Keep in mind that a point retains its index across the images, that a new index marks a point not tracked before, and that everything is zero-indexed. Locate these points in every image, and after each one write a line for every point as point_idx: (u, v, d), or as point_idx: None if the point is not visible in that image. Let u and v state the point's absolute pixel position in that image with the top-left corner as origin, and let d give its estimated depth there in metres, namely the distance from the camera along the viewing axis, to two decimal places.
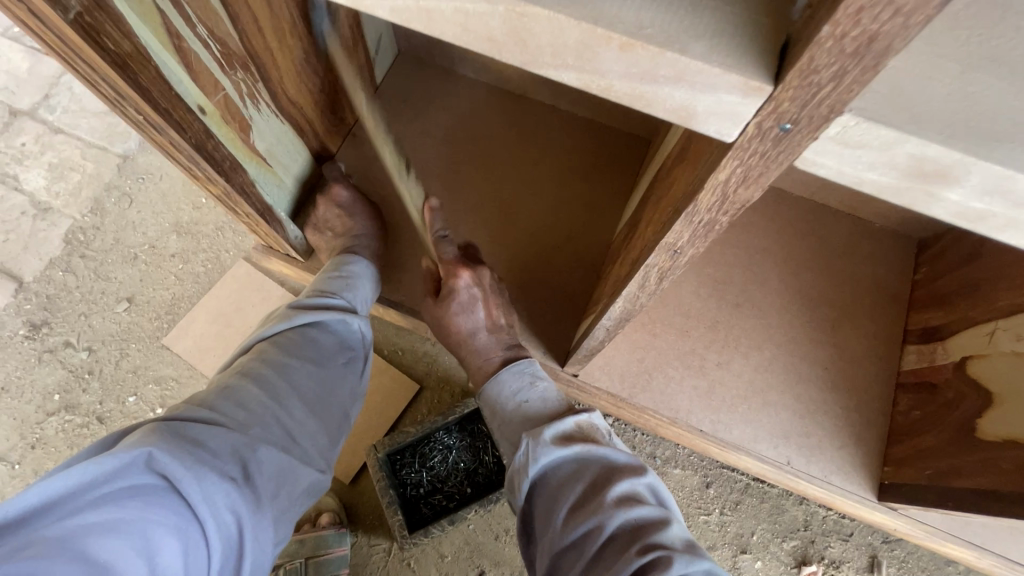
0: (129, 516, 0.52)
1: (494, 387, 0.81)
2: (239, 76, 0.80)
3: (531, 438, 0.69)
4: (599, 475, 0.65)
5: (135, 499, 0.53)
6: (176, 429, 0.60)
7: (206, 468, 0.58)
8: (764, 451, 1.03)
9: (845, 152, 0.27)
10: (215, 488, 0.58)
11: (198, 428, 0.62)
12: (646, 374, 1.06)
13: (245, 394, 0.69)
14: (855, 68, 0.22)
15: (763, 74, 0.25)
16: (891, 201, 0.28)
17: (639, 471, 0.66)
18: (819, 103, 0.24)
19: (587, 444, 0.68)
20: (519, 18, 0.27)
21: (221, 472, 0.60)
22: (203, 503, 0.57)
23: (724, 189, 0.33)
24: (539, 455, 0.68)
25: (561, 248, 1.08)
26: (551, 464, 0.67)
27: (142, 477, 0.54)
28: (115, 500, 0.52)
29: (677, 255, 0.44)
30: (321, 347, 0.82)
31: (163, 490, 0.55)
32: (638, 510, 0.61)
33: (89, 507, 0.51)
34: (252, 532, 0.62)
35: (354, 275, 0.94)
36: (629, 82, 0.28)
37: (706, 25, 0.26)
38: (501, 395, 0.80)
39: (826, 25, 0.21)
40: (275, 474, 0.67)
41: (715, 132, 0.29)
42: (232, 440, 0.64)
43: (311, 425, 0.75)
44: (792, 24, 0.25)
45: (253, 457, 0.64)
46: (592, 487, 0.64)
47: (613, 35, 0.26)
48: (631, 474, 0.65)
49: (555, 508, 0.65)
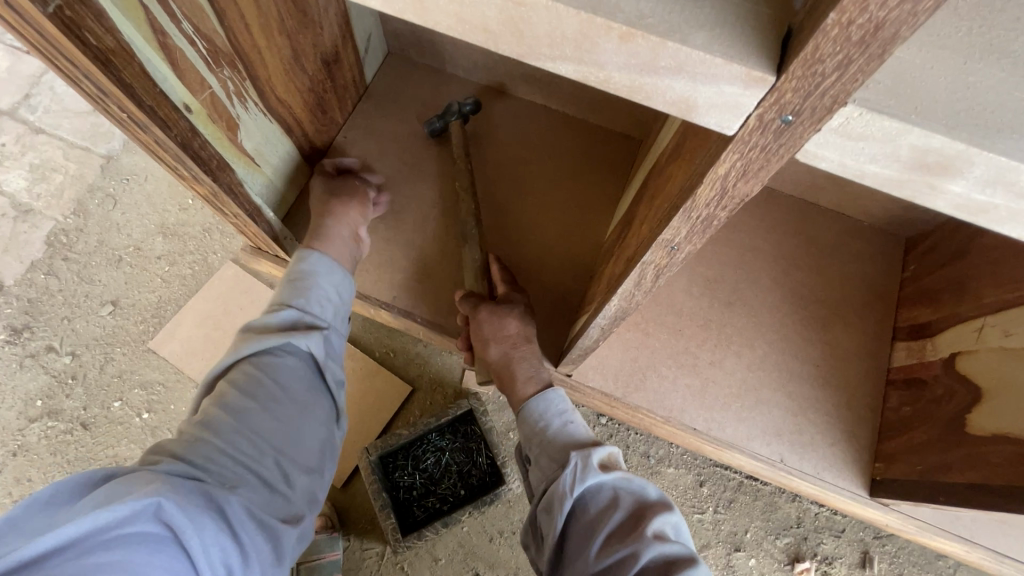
0: (140, 566, 0.51)
1: (540, 405, 0.90)
2: (226, 75, 0.79)
3: (580, 456, 0.79)
4: (636, 506, 0.72)
5: (144, 551, 0.52)
6: (167, 480, 0.59)
7: (204, 522, 0.58)
8: (759, 448, 1.03)
9: (847, 144, 0.26)
10: (213, 541, 0.58)
11: (185, 479, 0.61)
12: (640, 372, 1.05)
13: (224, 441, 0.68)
14: (860, 58, 0.22)
15: (765, 64, 0.24)
16: (893, 195, 0.28)
17: (669, 509, 0.72)
18: (822, 94, 0.24)
19: (625, 474, 0.77)
20: (517, 8, 0.27)
21: (215, 524, 0.60)
22: (203, 556, 0.57)
23: (723, 183, 0.33)
24: (585, 478, 0.76)
25: (555, 249, 1.07)
26: (593, 489, 0.76)
27: (147, 530, 0.54)
28: (124, 550, 0.51)
29: (673, 251, 0.43)
30: (300, 378, 0.80)
31: (166, 541, 0.55)
32: (664, 539, 0.67)
33: (100, 556, 0.50)
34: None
35: (311, 279, 0.89)
36: (628, 73, 0.28)
37: (708, 16, 0.25)
38: (547, 413, 0.89)
39: (832, 12, 0.21)
40: (263, 523, 0.66)
41: (716, 125, 0.28)
42: (214, 490, 0.63)
43: (295, 465, 0.75)
44: (793, 13, 0.25)
45: (240, 508, 0.64)
46: (629, 515, 0.71)
47: (612, 24, 0.25)
48: (661, 512, 0.71)
49: (593, 525, 0.72)
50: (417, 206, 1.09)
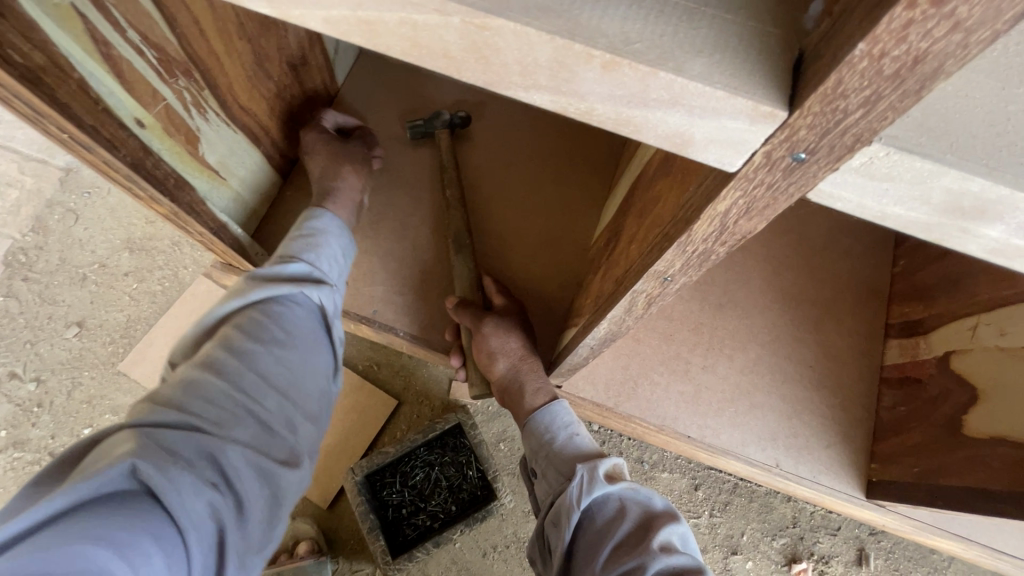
0: (117, 529, 0.46)
1: (544, 416, 0.85)
2: (181, 86, 0.74)
3: (586, 468, 0.74)
4: (644, 517, 0.68)
5: (119, 517, 0.47)
6: (149, 439, 0.53)
7: (186, 483, 0.52)
8: (755, 454, 1.00)
9: (868, 185, 0.23)
10: (197, 503, 0.52)
11: (172, 433, 0.55)
12: (633, 381, 1.02)
13: (220, 389, 0.61)
14: (891, 93, 0.18)
15: (775, 97, 0.21)
16: (919, 237, 0.24)
17: (676, 519, 0.69)
18: (843, 132, 0.20)
19: (631, 485, 0.73)
20: (480, 32, 0.22)
21: (201, 486, 0.53)
22: (185, 522, 0.51)
23: (722, 221, 0.29)
24: (592, 489, 0.72)
25: (539, 257, 1.01)
26: (600, 500, 0.72)
27: (121, 495, 0.48)
28: (95, 517, 0.46)
29: (667, 281, 0.40)
30: (305, 324, 0.72)
31: (145, 504, 0.49)
32: (671, 552, 0.63)
33: (69, 524, 0.45)
34: (236, 548, 0.56)
35: (321, 230, 0.77)
36: (613, 105, 0.24)
37: (706, 40, 0.21)
38: (553, 425, 0.85)
39: (860, 42, 0.17)
40: (259, 474, 0.60)
41: (716, 161, 0.24)
42: (207, 443, 0.57)
43: (296, 413, 0.68)
44: (804, 35, 0.21)
45: (234, 465, 0.58)
46: (637, 526, 0.67)
47: (593, 52, 0.21)
48: (669, 522, 0.68)
49: (598, 539, 0.68)
50: (393, 214, 1.03)
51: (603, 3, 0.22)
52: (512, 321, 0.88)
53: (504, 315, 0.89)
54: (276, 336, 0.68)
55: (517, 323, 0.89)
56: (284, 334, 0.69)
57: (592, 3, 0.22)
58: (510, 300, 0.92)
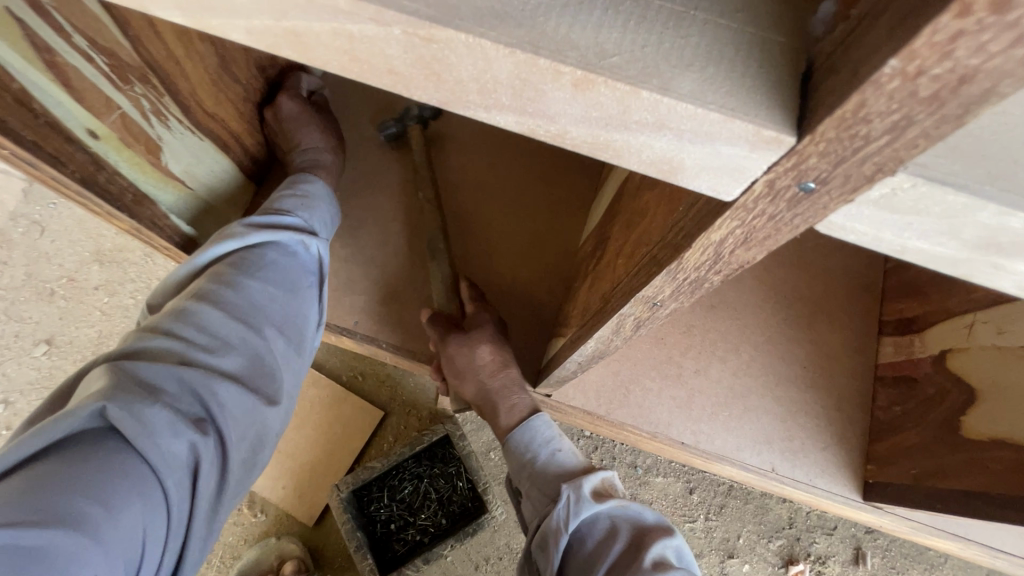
0: (83, 482, 0.38)
1: (526, 431, 0.78)
2: (138, 95, 0.59)
3: (572, 490, 0.61)
4: (637, 537, 0.57)
5: (84, 467, 0.39)
6: (125, 372, 0.44)
7: (165, 425, 0.43)
8: (749, 458, 0.79)
9: (887, 218, 0.19)
10: (178, 448, 0.43)
11: (152, 366, 0.45)
12: (624, 387, 0.81)
13: (210, 316, 0.50)
14: (926, 118, 0.15)
15: (781, 119, 0.17)
16: (945, 272, 0.21)
17: (674, 537, 0.57)
18: (862, 160, 0.17)
19: (622, 501, 0.61)
20: (427, 46, 0.19)
21: (185, 427, 0.44)
22: (163, 470, 0.42)
23: (717, 250, 0.26)
24: (579, 510, 0.60)
25: (522, 262, 0.91)
26: (588, 522, 0.60)
27: (89, 439, 0.40)
28: (57, 466, 0.38)
29: (656, 306, 0.36)
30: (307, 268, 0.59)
31: (109, 452, 0.40)
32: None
33: (26, 477, 0.37)
34: (211, 508, 0.47)
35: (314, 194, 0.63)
36: (587, 129, 0.20)
37: (696, 49, 0.18)
38: (534, 442, 0.77)
39: (891, 58, 0.14)
40: (250, 423, 0.49)
41: (709, 189, 0.21)
42: (192, 383, 0.46)
43: (300, 357, 0.56)
44: (814, 42, 0.18)
45: (227, 405, 0.47)
46: (629, 549, 0.55)
47: (562, 67, 0.18)
48: (666, 541, 0.56)
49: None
50: None
51: (575, 7, 0.18)
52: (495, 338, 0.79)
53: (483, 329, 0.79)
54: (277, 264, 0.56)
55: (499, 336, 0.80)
56: (287, 261, 0.57)
57: (562, 7, 0.18)
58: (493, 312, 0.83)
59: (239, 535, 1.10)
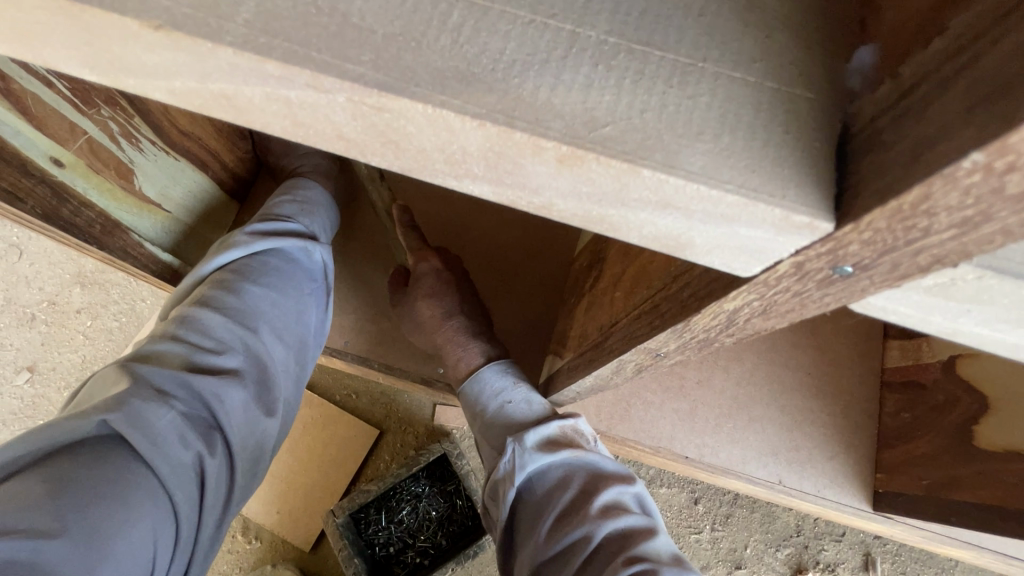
0: (88, 494, 0.34)
1: (472, 385, 0.51)
2: (106, 117, 0.45)
3: (517, 442, 0.45)
4: (593, 488, 0.43)
5: (89, 476, 0.34)
6: (130, 377, 0.40)
7: (175, 433, 0.38)
8: (755, 472, 0.61)
9: (942, 304, 0.16)
10: (188, 459, 0.39)
11: (159, 372, 0.40)
12: (623, 402, 0.62)
13: (212, 321, 0.45)
14: (1008, 215, 0.12)
15: (814, 201, 0.14)
16: (1002, 354, 0.18)
17: (627, 480, 0.44)
18: (916, 252, 0.14)
19: (577, 451, 0.45)
20: (378, 114, 0.15)
21: (195, 437, 0.40)
22: (172, 483, 0.38)
23: (731, 316, 0.22)
24: (526, 464, 0.44)
25: (505, 248, 0.65)
26: (537, 474, 0.45)
27: (93, 450, 0.36)
28: (63, 472, 0.34)
29: (660, 355, 0.33)
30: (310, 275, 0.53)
31: (115, 462, 0.36)
32: (639, 548, 0.39)
33: (26, 486, 0.33)
34: (211, 528, 0.42)
35: (313, 202, 0.55)
36: (577, 203, 0.17)
37: (708, 112, 0.15)
38: (480, 400, 0.50)
39: (974, 151, 0.10)
40: (255, 438, 0.45)
41: (724, 266, 0.18)
42: (203, 389, 0.41)
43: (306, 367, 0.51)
44: (850, 102, 0.15)
45: (238, 415, 0.43)
46: (582, 502, 0.42)
47: (543, 142, 0.14)
48: (621, 487, 0.43)
49: (538, 548, 0.42)
50: None
51: (557, 64, 0.15)
52: (437, 287, 0.55)
53: (424, 281, 0.55)
54: (281, 268, 0.50)
55: (448, 291, 0.56)
56: (291, 266, 0.50)
57: (541, 64, 0.15)
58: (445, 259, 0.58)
59: (232, 564, 1.00)
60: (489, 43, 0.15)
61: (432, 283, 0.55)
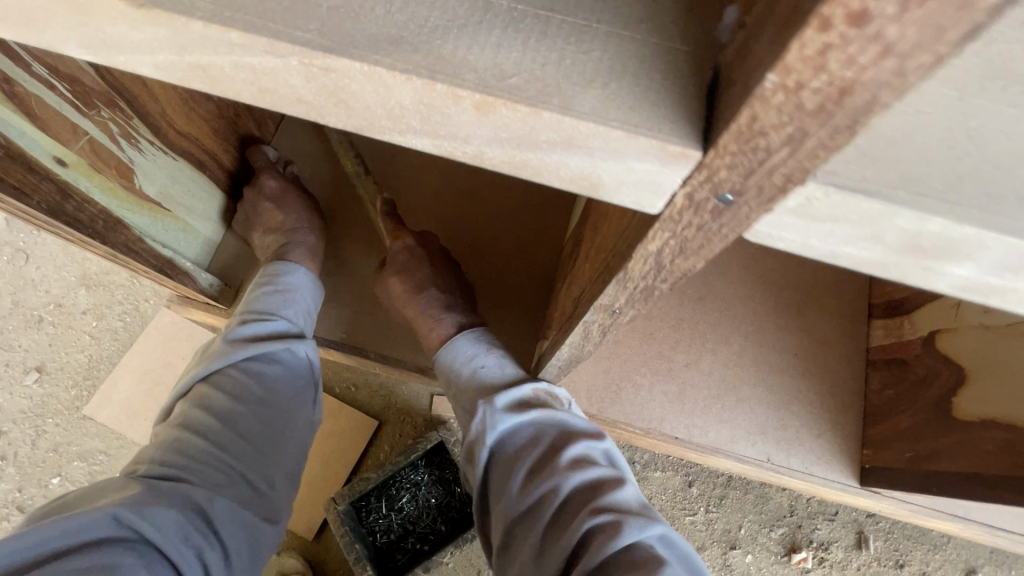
0: None
1: (446, 353, 0.54)
2: (107, 118, 0.46)
3: (488, 403, 0.48)
4: (564, 442, 0.45)
5: (95, 574, 0.35)
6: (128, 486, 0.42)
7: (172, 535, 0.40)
8: (743, 449, 0.60)
9: (812, 227, 0.19)
10: (188, 556, 0.40)
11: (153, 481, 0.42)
12: (613, 384, 0.61)
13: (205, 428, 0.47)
14: (818, 129, 0.14)
15: (685, 134, 0.17)
16: (880, 275, 0.20)
17: (598, 434, 0.46)
18: (769, 172, 0.17)
19: (547, 410, 0.47)
20: (326, 75, 0.18)
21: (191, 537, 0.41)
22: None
23: (659, 259, 0.25)
24: (497, 422, 0.47)
25: (491, 234, 0.67)
26: (510, 434, 0.47)
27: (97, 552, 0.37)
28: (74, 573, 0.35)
29: (616, 312, 0.35)
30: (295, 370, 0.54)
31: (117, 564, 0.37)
32: (607, 496, 0.41)
33: None
34: None
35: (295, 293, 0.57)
36: (503, 149, 0.19)
37: (599, 63, 0.17)
38: (456, 364, 0.52)
39: (770, 72, 0.13)
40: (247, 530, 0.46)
41: (633, 204, 0.20)
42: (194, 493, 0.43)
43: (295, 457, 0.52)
44: (719, 51, 0.18)
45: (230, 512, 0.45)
46: (553, 456, 0.44)
47: (460, 92, 0.17)
48: (592, 440, 0.45)
49: (511, 502, 0.45)
50: None
51: (472, 27, 0.18)
52: (407, 264, 0.57)
53: (398, 259, 0.58)
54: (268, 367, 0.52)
55: (422, 267, 0.58)
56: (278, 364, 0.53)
57: (457, 29, 0.18)
58: (421, 236, 0.60)
59: None
60: (417, 12, 0.18)
61: (402, 260, 0.58)
